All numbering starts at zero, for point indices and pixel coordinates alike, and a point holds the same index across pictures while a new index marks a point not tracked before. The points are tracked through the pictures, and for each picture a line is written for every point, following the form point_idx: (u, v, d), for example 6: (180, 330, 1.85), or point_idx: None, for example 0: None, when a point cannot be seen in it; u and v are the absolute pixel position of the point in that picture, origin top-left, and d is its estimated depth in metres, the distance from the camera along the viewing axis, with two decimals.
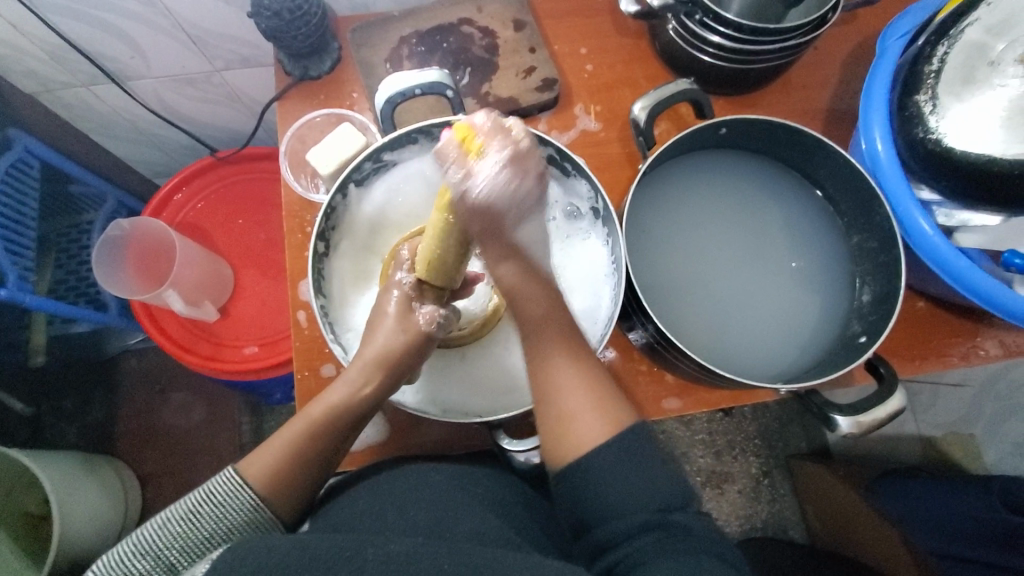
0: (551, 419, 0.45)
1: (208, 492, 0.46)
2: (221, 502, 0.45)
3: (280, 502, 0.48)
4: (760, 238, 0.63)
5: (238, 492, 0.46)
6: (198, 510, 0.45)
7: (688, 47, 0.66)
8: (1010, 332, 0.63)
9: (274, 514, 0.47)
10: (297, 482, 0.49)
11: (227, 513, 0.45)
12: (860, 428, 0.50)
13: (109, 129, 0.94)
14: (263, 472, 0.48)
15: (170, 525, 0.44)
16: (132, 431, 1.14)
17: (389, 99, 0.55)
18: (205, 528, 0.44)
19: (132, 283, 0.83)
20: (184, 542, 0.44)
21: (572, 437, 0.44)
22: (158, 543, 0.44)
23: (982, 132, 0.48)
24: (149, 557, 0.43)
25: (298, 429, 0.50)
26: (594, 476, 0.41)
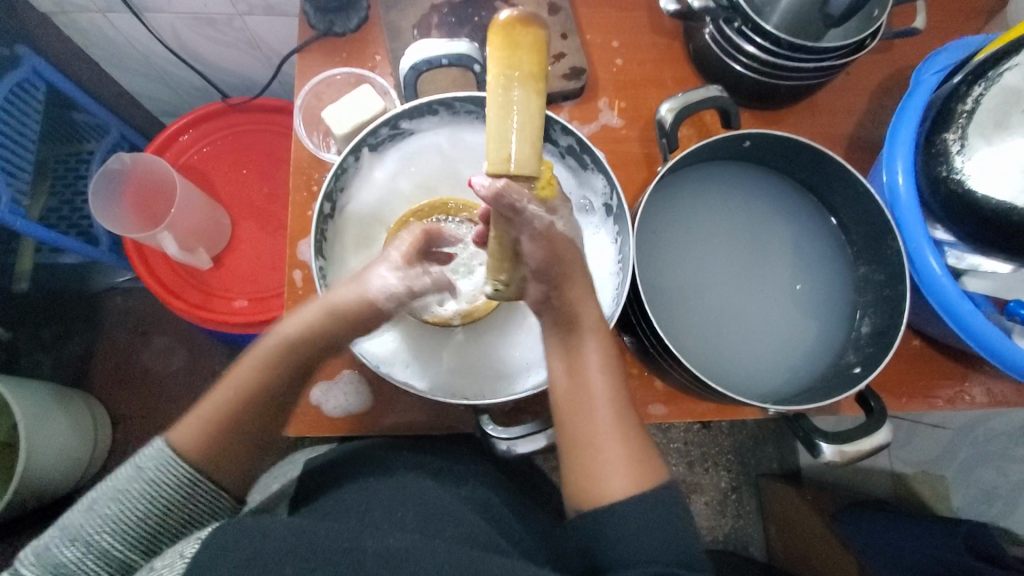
0: (585, 454, 0.44)
1: (138, 469, 0.44)
2: (151, 480, 0.43)
3: (219, 470, 0.45)
4: (768, 258, 0.62)
5: (172, 467, 0.43)
6: (129, 490, 0.43)
7: (722, 54, 0.65)
8: (998, 381, 0.63)
9: (216, 485, 0.45)
10: (244, 438, 0.46)
11: (162, 490, 0.43)
12: (842, 458, 0.50)
13: (120, 59, 0.91)
14: (200, 443, 0.44)
15: (98, 510, 0.42)
16: (109, 369, 1.13)
17: (414, 65, 0.53)
18: (136, 509, 0.42)
19: (127, 219, 0.82)
20: (118, 524, 0.42)
21: (596, 483, 0.43)
22: (90, 527, 0.42)
23: (1009, 180, 0.47)
24: (77, 545, 0.41)
25: (250, 371, 0.46)
26: (616, 525, 0.40)
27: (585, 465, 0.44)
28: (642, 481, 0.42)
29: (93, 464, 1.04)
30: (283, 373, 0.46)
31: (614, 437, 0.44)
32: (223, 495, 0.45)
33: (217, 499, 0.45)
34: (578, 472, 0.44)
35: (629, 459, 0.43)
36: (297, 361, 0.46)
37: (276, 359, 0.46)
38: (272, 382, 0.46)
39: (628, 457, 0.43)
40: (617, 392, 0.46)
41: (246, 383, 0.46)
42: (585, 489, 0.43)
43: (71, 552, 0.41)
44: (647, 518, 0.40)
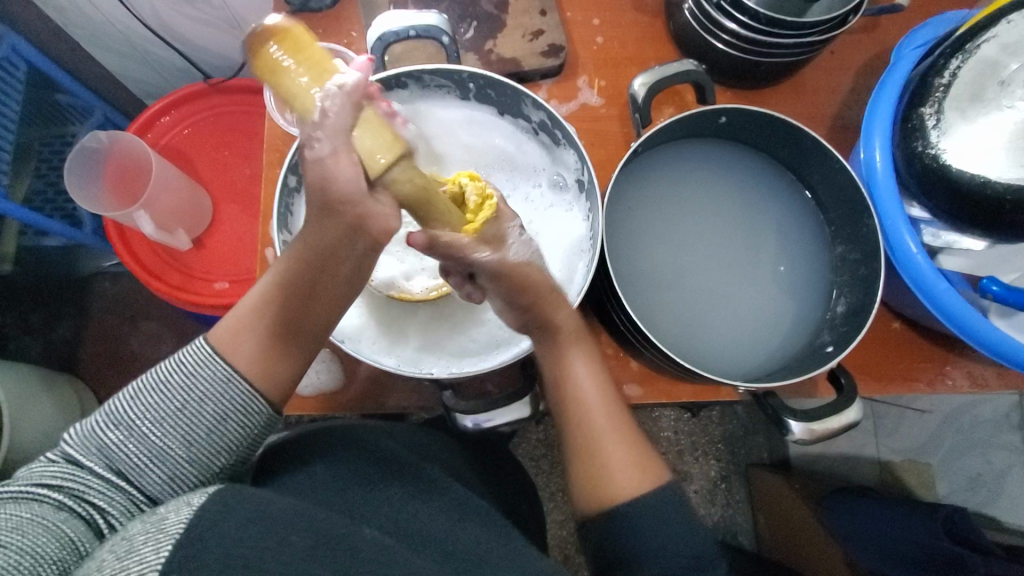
0: (590, 463, 0.47)
1: (179, 362, 0.43)
2: (191, 372, 0.42)
3: (256, 373, 0.44)
4: (747, 238, 0.61)
5: (209, 363, 0.43)
6: (168, 380, 0.42)
7: (702, 31, 0.63)
8: (979, 363, 0.62)
9: (251, 387, 0.43)
10: (275, 359, 0.44)
11: (198, 383, 0.42)
12: (811, 435, 0.50)
13: (101, 40, 0.90)
14: (235, 344, 0.44)
15: (140, 396, 0.42)
16: (98, 354, 1.13)
17: (380, 36, 0.53)
18: (173, 399, 0.42)
19: (106, 200, 0.81)
20: (155, 412, 0.41)
21: (605, 487, 0.45)
22: (130, 413, 0.41)
23: (983, 153, 0.46)
24: (120, 429, 0.41)
25: (258, 300, 0.45)
26: (637, 521, 0.43)
27: (583, 464, 0.47)
28: (646, 480, 0.45)
29: None
30: (298, 290, 0.44)
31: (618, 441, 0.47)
32: (257, 395, 0.44)
33: (251, 400, 0.43)
34: (580, 473, 0.47)
35: (632, 449, 0.47)
36: (309, 269, 0.43)
37: (290, 269, 0.44)
38: (289, 301, 0.44)
39: (636, 459, 0.46)
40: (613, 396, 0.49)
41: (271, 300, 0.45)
42: (592, 485, 0.46)
43: (112, 435, 0.41)
44: (661, 514, 0.44)
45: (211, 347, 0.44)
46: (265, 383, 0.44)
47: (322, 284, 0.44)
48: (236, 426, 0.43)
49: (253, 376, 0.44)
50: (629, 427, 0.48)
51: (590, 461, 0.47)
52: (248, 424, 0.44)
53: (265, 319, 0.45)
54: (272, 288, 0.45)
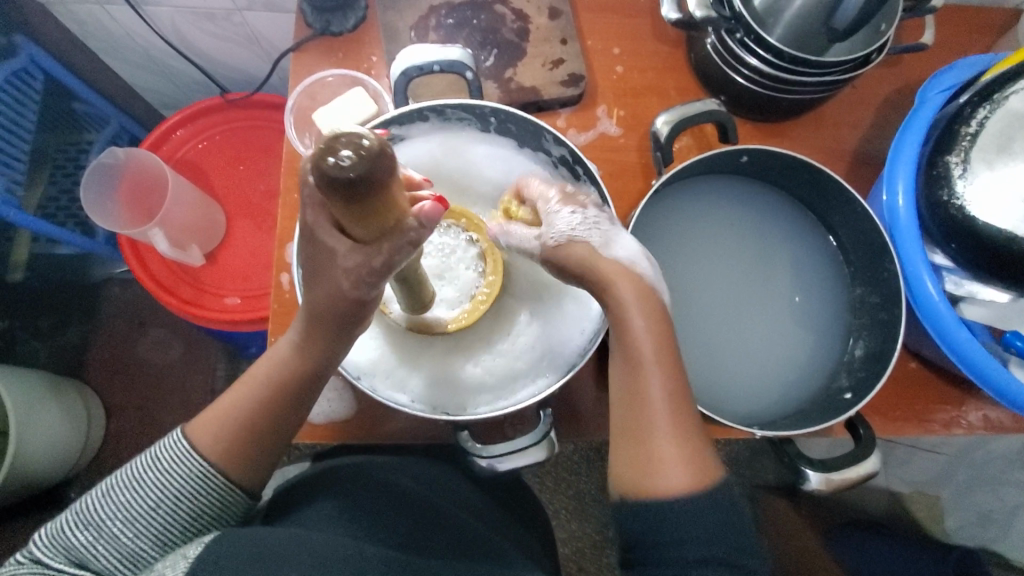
0: (633, 451, 0.40)
1: (154, 459, 0.43)
2: (167, 469, 0.42)
3: (235, 468, 0.43)
4: (763, 277, 0.61)
5: (184, 460, 0.42)
6: (143, 477, 0.42)
7: (724, 65, 0.63)
8: (995, 407, 0.62)
9: (227, 481, 0.43)
10: (257, 452, 0.45)
11: (173, 480, 0.42)
12: (828, 486, 0.49)
13: (120, 51, 0.91)
14: (209, 438, 0.43)
15: (113, 495, 0.41)
16: (106, 359, 1.13)
17: (403, 71, 0.53)
18: (148, 497, 0.41)
19: (121, 214, 0.82)
20: (128, 510, 0.41)
21: (650, 479, 0.39)
22: (101, 513, 0.41)
23: (1010, 206, 0.46)
24: (90, 529, 0.40)
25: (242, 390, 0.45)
26: (671, 521, 0.37)
27: (632, 452, 0.40)
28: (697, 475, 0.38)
29: (85, 454, 1.04)
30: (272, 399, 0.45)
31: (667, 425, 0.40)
32: (235, 489, 0.44)
33: (231, 493, 0.43)
34: (626, 462, 0.40)
35: (686, 449, 0.39)
36: (301, 367, 0.45)
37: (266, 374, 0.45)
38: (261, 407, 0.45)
39: (686, 452, 0.39)
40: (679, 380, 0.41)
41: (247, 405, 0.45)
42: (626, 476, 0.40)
43: (82, 535, 0.40)
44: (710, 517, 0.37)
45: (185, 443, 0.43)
46: (244, 477, 0.44)
47: (299, 391, 0.46)
48: (214, 520, 0.43)
49: (228, 471, 0.43)
50: (683, 414, 0.40)
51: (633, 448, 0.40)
52: (226, 516, 0.44)
53: (247, 416, 0.44)
54: (258, 387, 0.45)
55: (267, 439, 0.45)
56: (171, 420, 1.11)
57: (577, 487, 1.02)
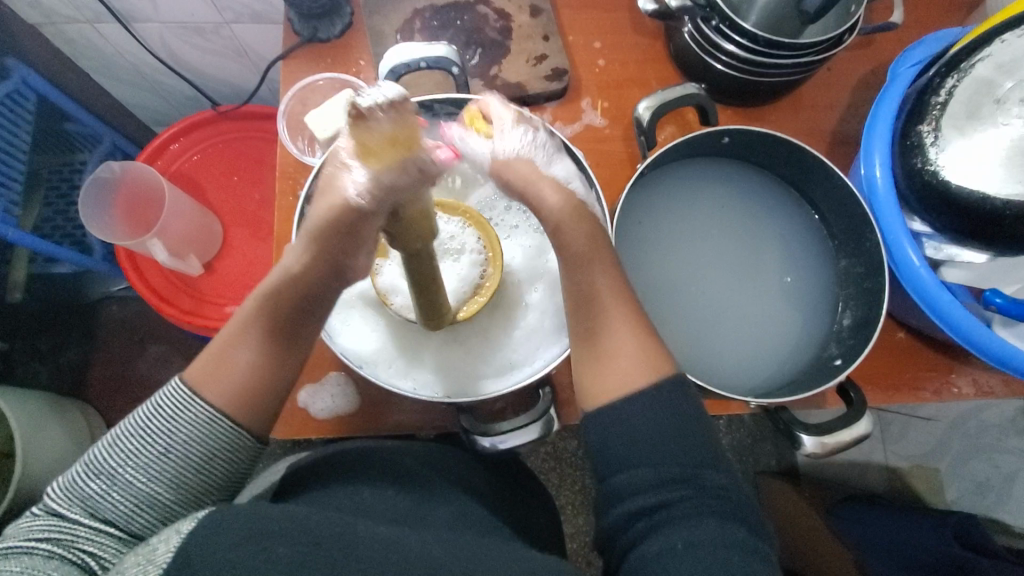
0: (590, 346, 0.46)
1: (156, 407, 0.43)
2: (169, 416, 0.42)
3: (239, 406, 0.44)
4: (751, 254, 0.63)
5: (187, 405, 0.43)
6: (148, 425, 0.42)
7: (702, 53, 0.65)
8: (984, 371, 0.63)
9: (234, 423, 0.43)
10: (263, 383, 0.45)
11: (179, 426, 0.42)
12: (824, 449, 0.50)
13: (111, 70, 0.92)
14: (213, 380, 0.44)
15: (121, 444, 0.42)
16: (106, 378, 1.13)
17: (392, 68, 0.55)
18: (154, 445, 0.42)
19: (119, 228, 0.83)
20: (137, 458, 0.42)
21: (609, 377, 0.44)
22: (112, 463, 0.42)
23: (983, 168, 0.48)
24: (101, 478, 0.41)
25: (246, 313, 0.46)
26: (628, 434, 0.42)
27: (595, 349, 0.45)
28: (655, 368, 0.44)
29: None
30: (273, 324, 0.46)
31: (625, 329, 0.45)
32: (242, 433, 0.44)
33: (237, 436, 0.44)
34: (588, 360, 0.46)
35: (639, 334, 0.45)
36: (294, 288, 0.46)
37: (259, 306, 0.46)
38: (264, 331, 0.46)
39: (640, 345, 0.45)
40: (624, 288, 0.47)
41: (248, 331, 0.46)
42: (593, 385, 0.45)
43: (96, 485, 0.41)
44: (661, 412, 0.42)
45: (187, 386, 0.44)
46: (251, 417, 0.45)
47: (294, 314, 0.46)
48: (222, 463, 0.43)
49: (232, 415, 0.44)
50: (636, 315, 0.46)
51: (597, 359, 0.45)
52: (232, 459, 0.44)
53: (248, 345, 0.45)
54: (259, 311, 0.46)
55: (276, 364, 0.46)
56: None
57: (582, 480, 1.02)
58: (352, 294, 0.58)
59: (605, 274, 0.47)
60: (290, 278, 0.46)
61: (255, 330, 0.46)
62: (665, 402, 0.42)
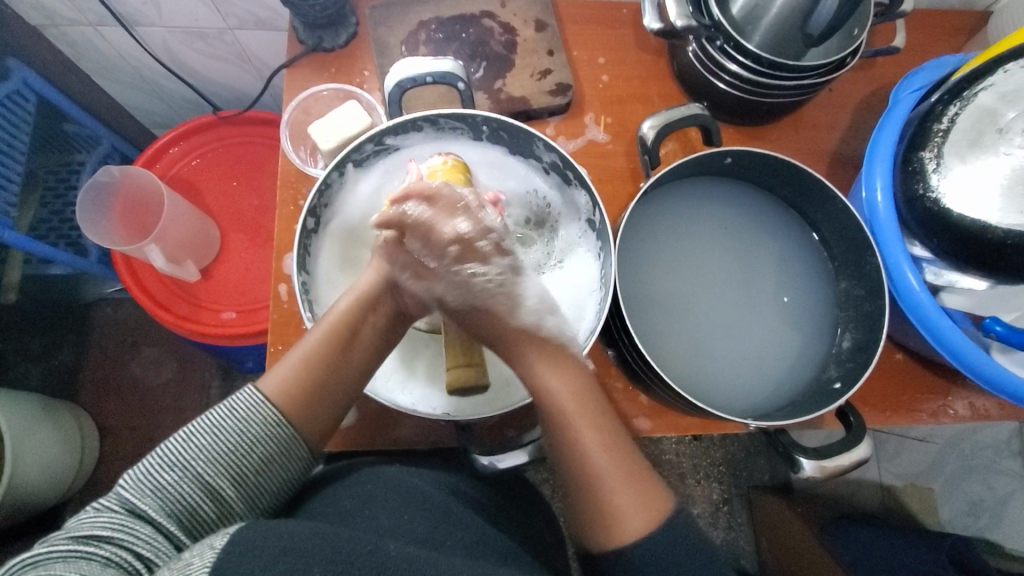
0: (589, 502, 0.46)
1: (230, 407, 0.46)
2: (244, 416, 0.45)
3: (300, 416, 0.48)
4: (751, 272, 0.63)
5: (261, 407, 0.46)
6: (222, 424, 0.45)
7: (705, 71, 0.65)
8: (981, 395, 0.63)
9: (295, 432, 0.47)
10: (326, 399, 0.49)
11: (250, 426, 0.45)
12: (822, 473, 0.51)
13: (112, 72, 0.91)
14: (284, 390, 0.47)
15: (195, 438, 0.44)
16: (98, 380, 1.12)
17: (398, 83, 0.55)
18: (229, 439, 0.44)
19: (116, 232, 0.83)
20: (210, 453, 0.44)
21: (617, 529, 0.44)
22: (186, 455, 0.43)
23: (982, 197, 0.48)
24: (176, 470, 0.43)
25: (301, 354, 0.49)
26: (638, 567, 0.43)
27: (592, 501, 0.45)
28: (655, 512, 0.45)
29: (80, 476, 1.02)
30: (337, 340, 0.50)
31: (620, 478, 0.46)
32: (298, 439, 0.47)
33: (294, 443, 0.47)
34: (586, 512, 0.46)
35: (632, 482, 0.46)
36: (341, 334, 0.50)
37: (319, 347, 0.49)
38: (327, 345, 0.50)
39: (641, 497, 0.45)
40: (616, 444, 0.48)
41: (311, 345, 0.49)
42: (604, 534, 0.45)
43: (170, 475, 0.42)
44: (676, 552, 0.43)
45: (262, 391, 0.47)
46: (307, 425, 0.48)
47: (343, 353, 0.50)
48: (277, 468, 0.46)
49: (297, 421, 0.47)
50: (628, 462, 0.47)
51: (596, 515, 0.45)
52: (287, 468, 0.47)
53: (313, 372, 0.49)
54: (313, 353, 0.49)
55: (335, 379, 0.50)
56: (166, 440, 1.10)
57: None
58: None
59: (585, 419, 0.48)
60: (360, 298, 0.51)
61: (319, 346, 0.49)
62: (667, 536, 0.44)
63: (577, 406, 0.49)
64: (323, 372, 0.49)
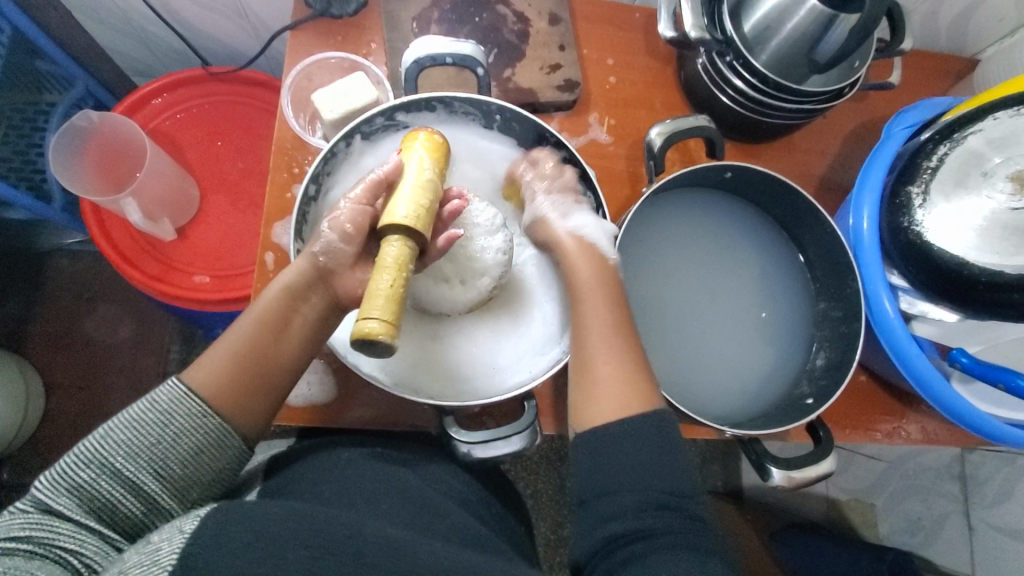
0: (594, 378, 0.48)
1: (151, 401, 0.44)
2: (163, 411, 0.43)
3: (228, 404, 0.45)
4: (734, 286, 0.65)
5: (183, 400, 0.44)
6: (141, 418, 0.43)
7: (711, 84, 0.67)
8: (933, 420, 0.67)
9: (225, 421, 0.45)
10: (265, 386, 0.48)
11: (173, 419, 0.43)
12: (790, 483, 0.53)
13: (95, 12, 0.86)
14: (209, 379, 0.45)
15: (110, 436, 0.42)
16: (49, 334, 1.06)
17: (417, 60, 0.54)
18: (148, 436, 0.43)
19: (88, 180, 0.79)
20: (129, 448, 0.42)
21: (602, 402, 0.46)
22: (103, 452, 0.42)
23: (959, 233, 0.50)
24: (91, 467, 0.41)
25: (247, 326, 0.48)
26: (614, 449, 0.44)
27: (596, 383, 0.48)
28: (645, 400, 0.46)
29: (22, 432, 0.98)
30: (267, 328, 0.48)
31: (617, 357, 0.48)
32: (230, 430, 0.45)
33: (227, 437, 0.45)
34: (586, 381, 0.48)
35: (630, 362, 0.48)
36: (268, 322, 0.49)
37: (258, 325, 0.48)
38: (257, 333, 0.48)
39: (633, 380, 0.47)
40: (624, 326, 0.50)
41: (241, 332, 0.48)
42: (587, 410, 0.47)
43: (87, 474, 0.41)
44: (650, 438, 0.44)
45: (187, 382, 0.45)
46: (242, 413, 0.46)
47: (273, 337, 0.48)
48: (209, 461, 0.44)
49: (229, 412, 0.45)
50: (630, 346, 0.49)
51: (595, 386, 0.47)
52: (222, 460, 0.45)
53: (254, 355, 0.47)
54: (244, 336, 0.48)
55: (262, 372, 0.47)
56: (117, 401, 1.05)
57: (536, 485, 1.02)
58: None
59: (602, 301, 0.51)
60: (288, 289, 0.50)
61: (250, 333, 0.48)
62: (643, 431, 0.44)
63: (594, 282, 0.52)
64: (254, 355, 0.47)
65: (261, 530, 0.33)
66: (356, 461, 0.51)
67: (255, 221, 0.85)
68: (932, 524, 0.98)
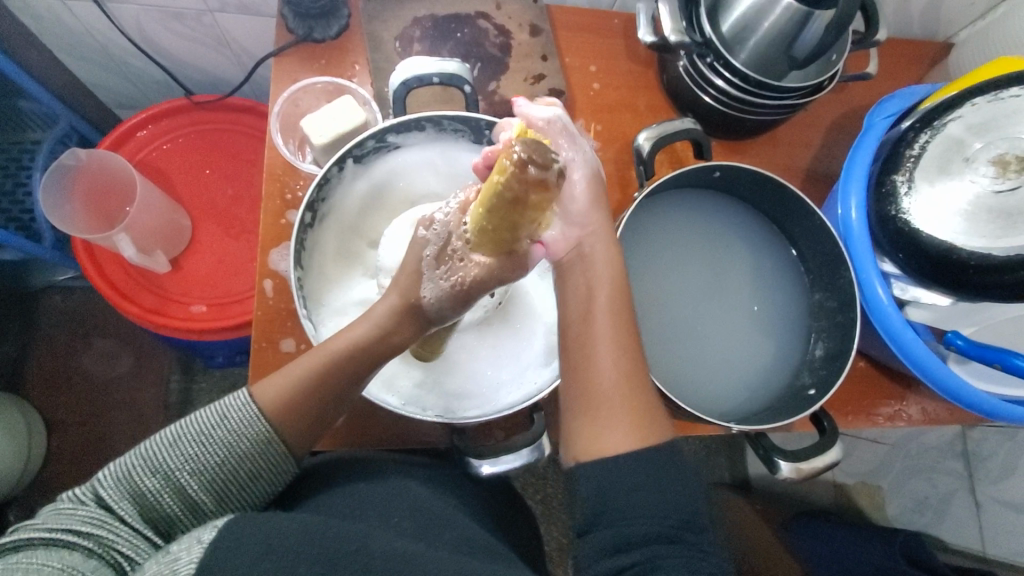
0: (591, 406, 0.45)
1: (221, 415, 0.45)
2: (236, 428, 0.44)
3: (292, 434, 0.46)
4: (729, 282, 0.66)
5: (252, 422, 0.44)
6: (210, 433, 0.44)
7: (693, 85, 0.68)
8: (932, 401, 0.68)
9: (286, 450, 0.46)
10: (321, 424, 0.48)
11: (238, 440, 0.44)
12: (799, 474, 0.54)
13: (75, 48, 0.86)
14: (283, 408, 0.46)
15: (180, 446, 0.43)
16: (47, 371, 1.05)
17: (403, 81, 0.54)
18: (215, 452, 0.43)
19: (79, 218, 0.79)
20: (195, 463, 0.43)
21: (598, 437, 0.44)
22: (170, 462, 0.43)
23: (944, 218, 0.52)
24: (158, 476, 0.42)
25: (312, 364, 0.47)
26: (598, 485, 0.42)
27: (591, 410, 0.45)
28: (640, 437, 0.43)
29: (25, 473, 0.97)
30: (333, 370, 0.48)
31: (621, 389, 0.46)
32: (289, 458, 0.46)
33: (283, 460, 0.46)
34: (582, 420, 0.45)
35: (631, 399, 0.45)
36: (340, 366, 0.48)
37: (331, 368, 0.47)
38: (322, 373, 0.47)
39: (634, 416, 0.44)
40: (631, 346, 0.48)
41: (309, 371, 0.47)
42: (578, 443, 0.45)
43: (153, 482, 0.42)
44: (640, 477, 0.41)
45: (256, 403, 0.45)
46: (297, 444, 0.47)
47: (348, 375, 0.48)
48: (261, 485, 0.45)
49: (291, 443, 0.46)
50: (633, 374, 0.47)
51: (590, 410, 0.45)
52: (273, 483, 0.46)
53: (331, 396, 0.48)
54: (312, 378, 0.47)
55: (321, 412, 0.48)
56: (119, 435, 1.04)
57: (543, 490, 1.02)
58: (354, 304, 0.58)
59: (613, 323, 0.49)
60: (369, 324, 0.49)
61: (314, 373, 0.47)
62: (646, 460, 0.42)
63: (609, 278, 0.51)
64: (323, 396, 0.47)
65: (271, 541, 0.34)
66: (371, 479, 0.51)
67: (248, 246, 0.85)
68: (939, 502, 0.99)
